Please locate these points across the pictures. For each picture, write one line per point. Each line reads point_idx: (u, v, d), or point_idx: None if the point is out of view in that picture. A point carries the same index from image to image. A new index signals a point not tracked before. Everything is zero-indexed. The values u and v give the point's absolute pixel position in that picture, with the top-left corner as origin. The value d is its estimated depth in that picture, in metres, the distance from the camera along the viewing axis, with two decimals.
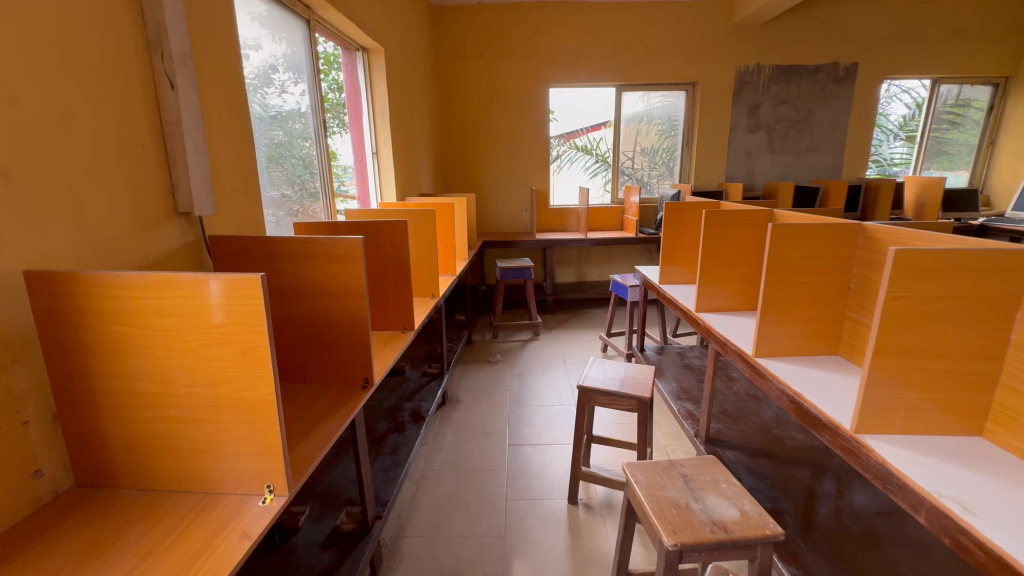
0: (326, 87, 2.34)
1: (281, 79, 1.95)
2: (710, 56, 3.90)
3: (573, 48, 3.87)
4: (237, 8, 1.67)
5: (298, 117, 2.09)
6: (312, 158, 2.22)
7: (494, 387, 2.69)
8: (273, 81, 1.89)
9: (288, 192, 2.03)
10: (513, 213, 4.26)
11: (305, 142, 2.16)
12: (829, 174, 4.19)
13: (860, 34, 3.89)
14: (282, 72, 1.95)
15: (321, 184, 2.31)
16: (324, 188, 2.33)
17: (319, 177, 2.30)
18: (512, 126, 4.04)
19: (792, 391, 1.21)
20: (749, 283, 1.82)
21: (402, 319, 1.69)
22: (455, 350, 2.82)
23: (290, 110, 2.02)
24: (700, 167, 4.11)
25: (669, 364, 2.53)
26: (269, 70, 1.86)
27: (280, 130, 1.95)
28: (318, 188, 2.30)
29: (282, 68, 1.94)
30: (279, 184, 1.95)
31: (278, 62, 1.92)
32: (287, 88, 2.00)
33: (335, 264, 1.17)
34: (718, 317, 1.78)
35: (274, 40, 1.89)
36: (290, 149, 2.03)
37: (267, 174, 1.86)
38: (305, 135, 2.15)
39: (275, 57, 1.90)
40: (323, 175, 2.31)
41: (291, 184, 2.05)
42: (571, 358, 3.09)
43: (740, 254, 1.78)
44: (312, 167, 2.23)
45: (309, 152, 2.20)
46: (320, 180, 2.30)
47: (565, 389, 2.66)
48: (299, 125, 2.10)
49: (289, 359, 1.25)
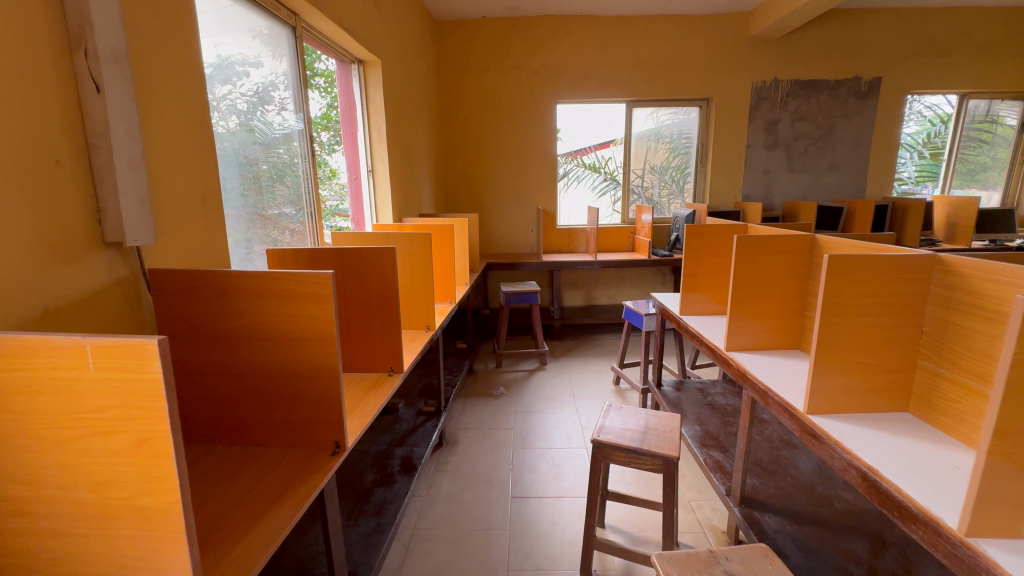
0: (324, 105, 2.26)
1: (280, 97, 1.89)
2: (724, 71, 3.74)
3: (581, 63, 3.72)
4: (238, 26, 1.65)
5: (294, 136, 1.99)
6: (300, 179, 2.05)
7: (497, 426, 2.46)
8: (272, 99, 1.84)
9: (288, 210, 1.97)
10: (518, 233, 4.07)
11: (295, 162, 2.00)
12: (851, 194, 3.98)
13: (884, 46, 3.70)
14: (280, 89, 1.89)
15: (309, 208, 2.11)
16: (313, 213, 2.13)
17: (306, 200, 2.10)
18: (518, 142, 3.88)
19: (861, 462, 0.97)
20: (786, 317, 1.59)
21: (389, 359, 1.48)
22: (454, 382, 2.60)
23: (283, 127, 1.91)
24: (715, 186, 3.92)
25: (689, 403, 2.30)
26: (268, 88, 1.82)
27: (280, 148, 1.91)
28: (305, 213, 2.10)
29: (280, 86, 1.89)
30: (278, 202, 1.90)
31: (277, 79, 1.87)
32: (285, 105, 1.93)
33: (302, 303, 0.96)
34: (755, 358, 1.56)
35: (275, 57, 1.85)
36: (290, 167, 1.98)
37: (266, 191, 1.82)
38: (297, 154, 2.01)
39: (273, 73, 1.84)
40: (311, 198, 2.12)
41: (269, 207, 1.85)
42: (580, 391, 2.85)
43: (777, 285, 1.56)
44: (298, 189, 2.04)
45: (297, 172, 2.02)
46: (308, 204, 2.10)
47: (575, 429, 2.41)
48: (293, 144, 1.98)
49: (246, 419, 1.03)
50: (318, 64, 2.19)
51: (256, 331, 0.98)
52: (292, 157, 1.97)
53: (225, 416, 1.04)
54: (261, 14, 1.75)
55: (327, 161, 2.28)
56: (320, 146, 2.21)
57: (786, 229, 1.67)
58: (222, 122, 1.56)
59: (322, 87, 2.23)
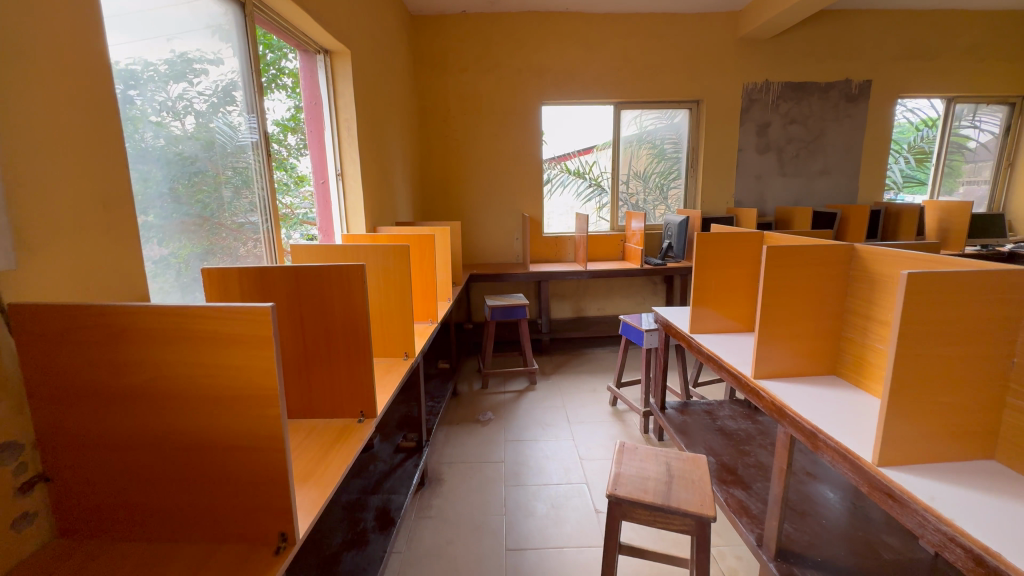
0: (291, 106, 2.03)
1: (247, 101, 1.72)
2: (713, 73, 3.61)
3: (567, 62, 3.53)
4: (193, 18, 1.48)
5: (260, 144, 1.77)
6: (259, 192, 1.78)
7: (486, 458, 2.21)
8: (236, 101, 1.66)
9: (252, 220, 1.74)
10: (502, 242, 3.84)
11: (254, 173, 1.75)
12: (843, 199, 3.88)
13: (872, 49, 3.63)
14: (248, 93, 1.72)
15: (266, 225, 1.81)
16: (274, 232, 1.84)
17: (265, 217, 1.81)
18: (501, 145, 3.65)
19: (971, 540, 0.76)
20: (820, 339, 1.39)
21: (358, 402, 1.21)
22: (437, 410, 2.32)
23: (249, 133, 1.72)
24: (707, 191, 3.77)
25: (698, 428, 2.10)
26: (230, 88, 1.64)
27: (244, 152, 1.70)
28: (261, 230, 1.79)
29: (248, 89, 1.72)
30: (240, 211, 1.67)
31: (244, 82, 1.70)
32: (252, 109, 1.74)
33: (234, 347, 0.70)
34: (790, 388, 1.35)
35: (244, 59, 1.70)
36: (255, 173, 1.76)
37: (226, 198, 1.60)
38: (259, 164, 1.76)
39: (240, 75, 1.68)
40: (272, 213, 1.83)
41: (213, 222, 1.55)
42: (575, 414, 2.62)
43: (810, 302, 1.36)
44: (256, 201, 1.77)
45: (258, 183, 1.77)
46: (266, 222, 1.81)
47: (572, 460, 2.18)
48: (257, 152, 1.76)
49: (156, 505, 0.76)
50: (285, 63, 1.98)
51: (167, 388, 0.72)
52: (258, 162, 1.76)
53: (128, 505, 0.76)
54: (221, 7, 1.59)
55: (294, 166, 2.04)
56: (284, 150, 1.96)
57: (817, 238, 1.48)
58: (176, 122, 1.39)
59: (289, 87, 2.02)
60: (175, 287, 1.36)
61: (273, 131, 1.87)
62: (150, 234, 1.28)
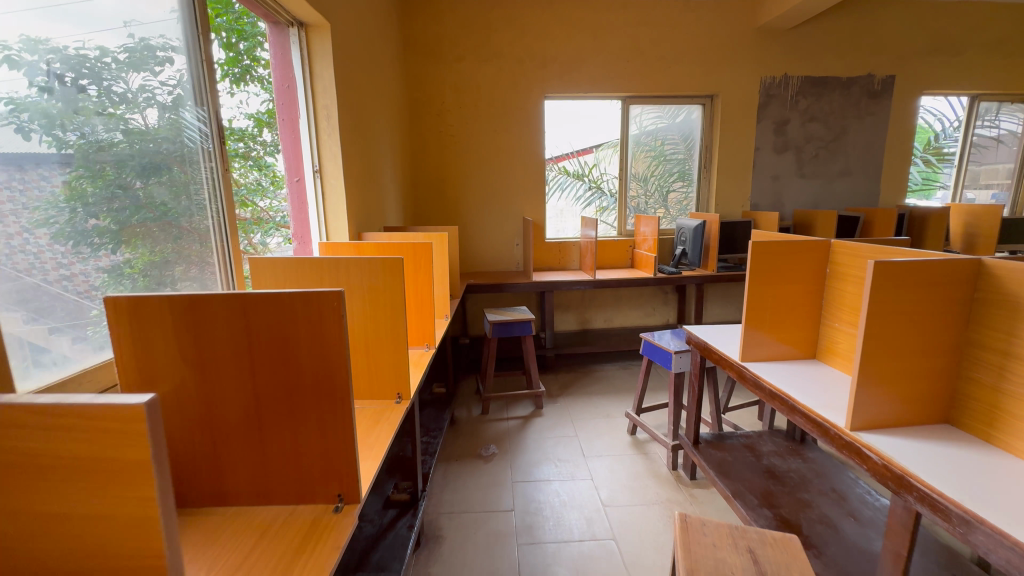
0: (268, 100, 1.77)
1: (193, 88, 1.28)
2: (730, 66, 3.34)
3: (573, 53, 3.23)
4: None
5: (214, 136, 1.34)
6: (211, 200, 1.34)
7: (493, 507, 1.87)
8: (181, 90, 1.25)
9: (215, 234, 1.35)
10: (501, 248, 3.51)
11: (205, 175, 1.33)
12: (863, 202, 3.64)
13: (896, 42, 3.40)
14: (199, 79, 1.30)
15: (221, 241, 1.37)
16: (230, 248, 1.40)
17: (219, 227, 1.37)
18: (500, 142, 3.33)
19: None
20: (931, 380, 1.09)
21: (334, 482, 0.86)
22: (433, 449, 1.98)
23: (206, 136, 1.32)
24: (721, 193, 3.50)
25: (742, 467, 1.79)
26: (204, 81, 1.31)
27: (211, 160, 1.33)
28: (214, 245, 1.36)
29: (197, 74, 1.29)
30: (206, 218, 1.33)
31: (193, 65, 1.28)
32: (196, 92, 1.29)
33: (151, 427, 0.45)
34: (901, 444, 1.05)
35: (190, 23, 1.27)
36: (223, 185, 1.37)
37: (191, 201, 1.27)
38: (211, 164, 1.34)
39: (187, 54, 1.27)
40: (229, 223, 1.39)
41: (176, 230, 1.23)
42: (592, 446, 2.30)
43: (923, 333, 1.06)
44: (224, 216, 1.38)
45: (210, 189, 1.34)
46: (221, 235, 1.37)
47: (595, 508, 1.85)
48: (205, 148, 1.32)
49: None
50: (259, 52, 1.70)
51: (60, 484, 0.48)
52: (220, 171, 1.36)
53: None
54: None
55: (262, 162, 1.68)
56: (250, 146, 1.61)
57: (929, 251, 1.17)
58: (135, 116, 1.11)
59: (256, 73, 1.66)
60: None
61: (244, 126, 1.58)
62: (104, 239, 1.03)
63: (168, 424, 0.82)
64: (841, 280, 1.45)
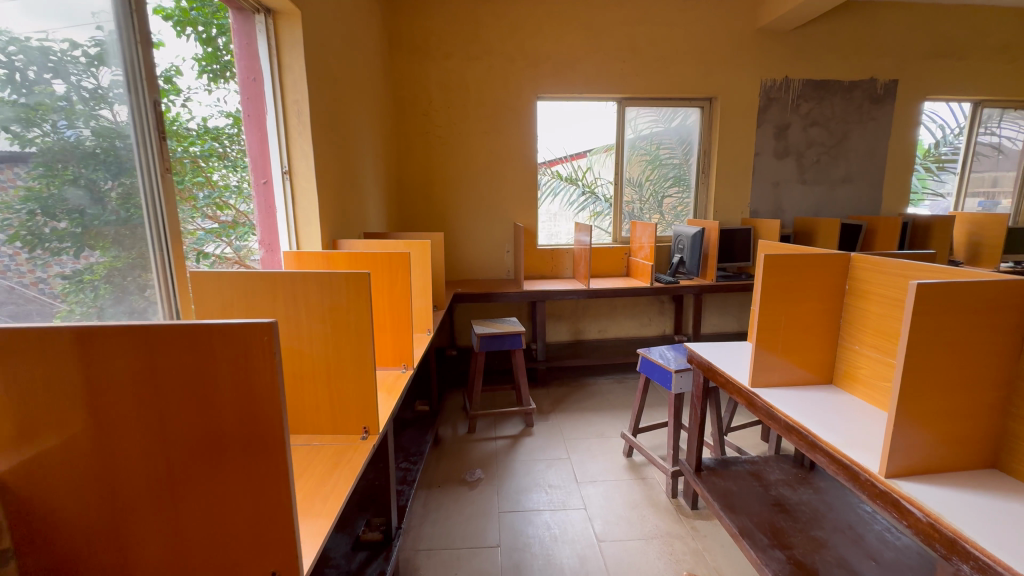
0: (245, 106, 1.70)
1: (124, 55, 1.07)
2: (728, 69, 3.23)
3: (567, 52, 3.10)
4: None
5: (152, 124, 1.13)
6: (149, 206, 1.13)
7: (477, 542, 1.70)
8: (107, 75, 1.03)
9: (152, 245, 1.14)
10: (491, 255, 3.35)
11: (140, 168, 1.11)
12: (864, 210, 3.54)
13: (899, 46, 3.30)
14: (132, 62, 1.08)
15: (159, 254, 1.16)
16: (172, 262, 1.18)
17: (159, 237, 1.16)
18: (490, 144, 3.18)
19: None
20: (976, 420, 0.94)
21: (268, 554, 0.70)
22: (412, 477, 1.81)
23: (141, 132, 1.10)
24: (720, 200, 3.38)
25: (748, 499, 1.64)
26: (145, 67, 1.11)
27: (152, 159, 1.12)
28: (151, 260, 1.14)
29: (127, 43, 1.07)
30: (148, 228, 1.13)
31: (122, 32, 1.06)
32: (125, 62, 1.07)
33: None
34: (947, 496, 0.90)
35: None
36: (165, 190, 1.15)
37: (139, 207, 1.11)
38: (148, 157, 1.12)
39: (116, 33, 1.05)
40: (170, 231, 1.18)
41: (133, 235, 1.10)
42: (586, 470, 2.14)
43: (969, 366, 0.91)
44: (162, 227, 1.16)
45: (148, 195, 1.12)
46: (159, 243, 1.15)
47: (588, 543, 1.69)
48: (145, 143, 1.11)
49: None
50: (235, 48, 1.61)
51: None
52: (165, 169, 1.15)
53: None
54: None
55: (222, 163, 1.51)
56: (210, 144, 1.44)
57: (972, 270, 1.03)
58: (107, 112, 1.03)
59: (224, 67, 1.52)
60: (94, 313, 1.01)
61: (222, 124, 1.51)
62: (65, 243, 0.95)
63: (55, 485, 0.66)
64: (863, 299, 1.31)
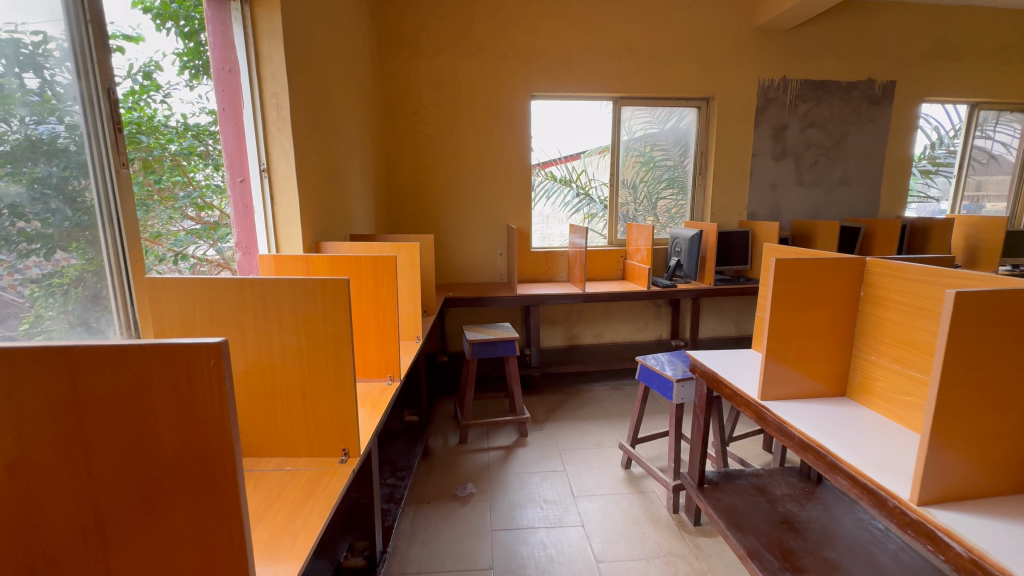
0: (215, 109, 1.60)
1: (72, 32, 0.94)
2: (726, 68, 3.16)
3: (561, 50, 3.01)
4: None
5: (106, 113, 1.00)
6: (102, 206, 1.00)
7: (468, 564, 1.59)
8: (50, 58, 0.90)
9: (105, 251, 1.01)
10: (483, 259, 3.26)
11: (96, 165, 0.99)
12: (863, 212, 3.49)
13: (897, 47, 3.26)
14: (83, 41, 0.95)
15: (116, 263, 1.03)
16: (129, 270, 1.05)
17: (116, 241, 1.03)
18: (482, 144, 3.09)
19: None
20: (1014, 441, 0.86)
21: None
22: (399, 495, 1.70)
23: (94, 123, 0.98)
24: (717, 202, 3.31)
25: (753, 517, 1.55)
26: (98, 47, 0.98)
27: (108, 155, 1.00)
28: (105, 266, 1.02)
29: (75, 24, 0.94)
30: (105, 231, 1.01)
31: (69, 10, 0.93)
32: (73, 44, 0.94)
33: None
34: (988, 528, 0.81)
35: None
36: (121, 190, 1.03)
37: (95, 208, 0.99)
38: (102, 152, 0.99)
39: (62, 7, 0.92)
40: (129, 235, 1.05)
41: (85, 237, 0.98)
42: (583, 483, 2.05)
43: (1009, 383, 0.83)
44: (116, 235, 1.03)
45: (104, 196, 1.01)
46: (115, 248, 1.03)
47: (586, 563, 1.60)
48: (102, 137, 0.99)
49: None
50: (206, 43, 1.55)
51: None
52: (120, 164, 1.03)
53: None
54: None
55: (194, 160, 1.47)
56: (180, 141, 1.39)
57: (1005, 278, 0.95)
58: (75, 108, 0.95)
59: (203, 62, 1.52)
60: (65, 318, 0.94)
61: (203, 122, 1.52)
62: (34, 244, 0.88)
63: None
64: (880, 306, 1.23)
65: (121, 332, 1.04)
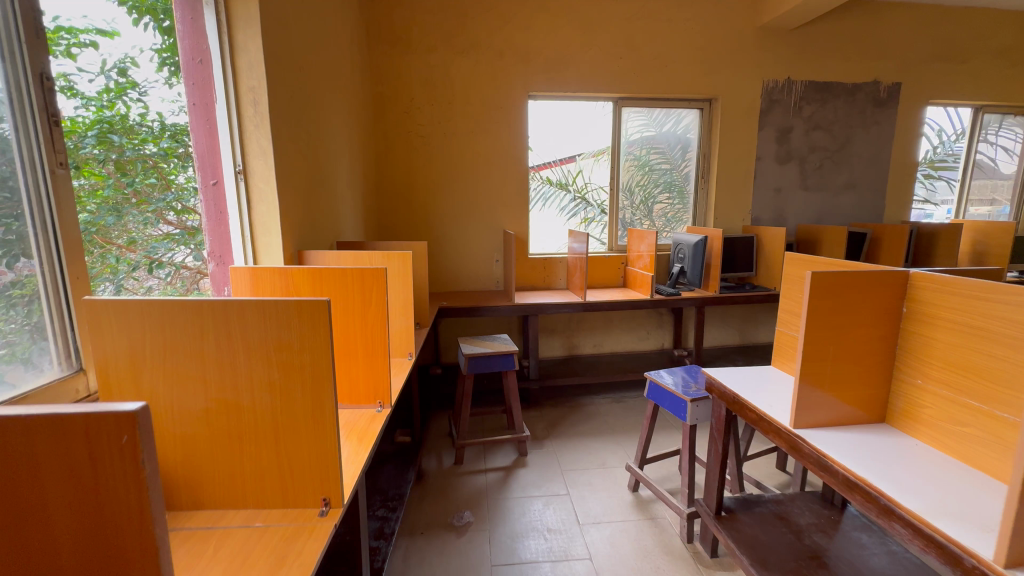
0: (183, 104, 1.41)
1: None
2: (729, 68, 3.06)
3: (559, 48, 2.89)
4: None
5: (40, 100, 0.84)
6: (33, 212, 0.85)
7: None
8: None
9: (39, 265, 0.86)
10: (476, 266, 3.11)
11: (32, 167, 0.84)
12: (868, 217, 3.40)
13: (902, 48, 3.18)
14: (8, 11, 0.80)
15: (52, 279, 0.88)
16: (68, 287, 0.90)
17: (51, 253, 0.87)
18: (477, 146, 2.95)
19: None
20: None
21: None
22: (391, 530, 1.54)
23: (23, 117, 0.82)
24: (720, 206, 3.21)
25: (779, 550, 1.42)
26: (29, 19, 0.82)
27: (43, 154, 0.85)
28: (38, 283, 0.86)
29: None
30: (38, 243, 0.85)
31: None
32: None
33: None
34: None
35: None
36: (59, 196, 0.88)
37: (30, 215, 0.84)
38: (42, 151, 0.85)
39: None
40: (67, 246, 0.90)
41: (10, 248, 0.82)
42: (589, 509, 1.90)
43: None
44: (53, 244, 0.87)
45: (41, 201, 0.85)
46: (50, 261, 0.87)
47: None
48: (36, 132, 0.84)
49: None
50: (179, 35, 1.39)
51: None
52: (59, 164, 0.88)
53: None
54: None
55: (166, 162, 1.30)
56: (150, 141, 1.23)
57: None
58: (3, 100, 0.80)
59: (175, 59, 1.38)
60: (26, 332, 0.83)
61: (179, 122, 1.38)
62: None
63: None
64: (926, 324, 1.11)
65: (60, 363, 0.89)
